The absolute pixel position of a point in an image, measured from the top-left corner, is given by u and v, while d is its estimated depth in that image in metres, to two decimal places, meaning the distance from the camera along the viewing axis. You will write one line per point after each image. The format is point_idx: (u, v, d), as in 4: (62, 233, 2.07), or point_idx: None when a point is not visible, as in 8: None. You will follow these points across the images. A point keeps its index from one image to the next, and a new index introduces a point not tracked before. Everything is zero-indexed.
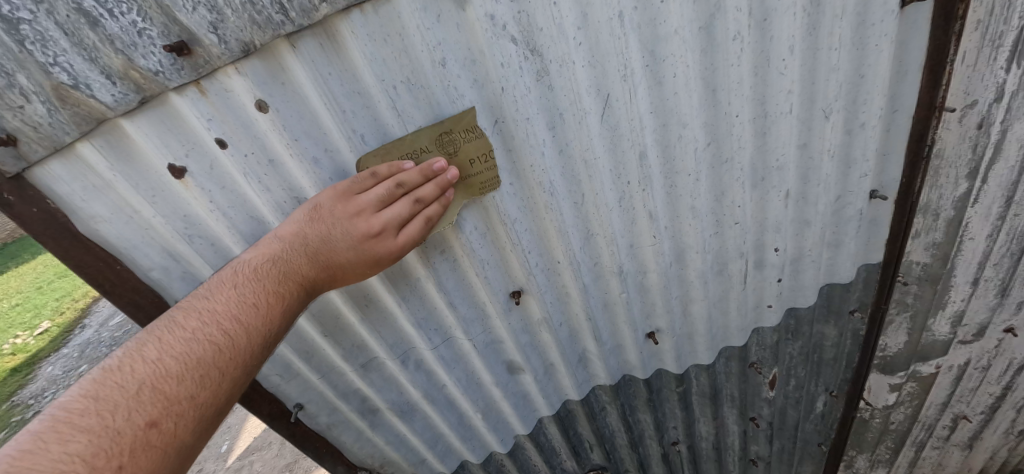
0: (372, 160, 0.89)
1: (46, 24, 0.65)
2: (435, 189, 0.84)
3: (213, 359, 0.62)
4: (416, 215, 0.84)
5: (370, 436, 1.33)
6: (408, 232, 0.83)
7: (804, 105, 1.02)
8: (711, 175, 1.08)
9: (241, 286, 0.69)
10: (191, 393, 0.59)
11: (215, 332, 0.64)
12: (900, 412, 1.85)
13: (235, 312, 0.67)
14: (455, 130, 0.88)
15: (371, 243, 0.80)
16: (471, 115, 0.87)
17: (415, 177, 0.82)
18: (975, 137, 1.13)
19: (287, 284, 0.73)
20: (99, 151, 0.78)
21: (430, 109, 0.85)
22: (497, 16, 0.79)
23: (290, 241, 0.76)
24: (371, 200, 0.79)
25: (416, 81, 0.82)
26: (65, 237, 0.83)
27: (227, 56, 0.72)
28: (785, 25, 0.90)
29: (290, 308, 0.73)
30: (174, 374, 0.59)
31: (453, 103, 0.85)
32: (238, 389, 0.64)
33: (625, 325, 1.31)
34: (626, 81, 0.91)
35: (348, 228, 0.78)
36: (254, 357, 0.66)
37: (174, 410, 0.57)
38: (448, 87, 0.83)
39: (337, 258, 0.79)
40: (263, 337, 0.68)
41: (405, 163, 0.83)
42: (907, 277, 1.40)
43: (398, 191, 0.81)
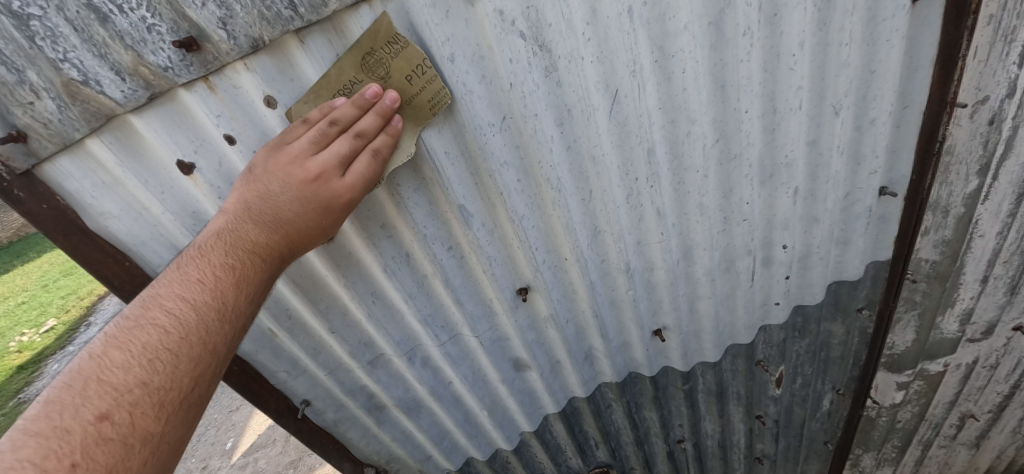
0: (303, 106, 0.79)
1: (56, 20, 0.65)
2: (376, 119, 0.76)
3: (160, 342, 0.60)
4: (362, 152, 0.77)
5: (376, 432, 1.33)
6: (356, 169, 0.76)
7: (814, 101, 1.01)
8: (719, 172, 1.07)
9: (184, 268, 0.68)
10: (144, 380, 0.57)
11: (160, 316, 0.63)
12: (907, 410, 1.84)
13: (180, 293, 0.65)
14: (417, 103, 0.82)
15: (312, 188, 0.73)
16: (435, 86, 0.81)
17: (350, 111, 0.75)
18: (986, 133, 1.12)
19: (235, 254, 0.71)
20: (108, 147, 0.78)
21: (392, 79, 0.79)
22: (506, 12, 0.78)
23: (233, 212, 0.73)
24: (303, 145, 0.73)
25: (372, 47, 0.76)
26: (75, 233, 0.84)
27: (236, 52, 0.72)
28: (795, 20, 0.89)
29: (241, 279, 0.70)
30: (121, 363, 0.57)
31: (414, 74, 0.79)
32: (199, 370, 0.62)
33: (631, 322, 1.31)
34: (635, 77, 0.90)
35: (284, 177, 0.72)
36: (211, 333, 0.64)
37: (127, 399, 0.55)
38: (410, 55, 0.77)
39: (284, 215, 0.74)
40: (215, 311, 0.65)
41: (334, 101, 0.76)
42: (916, 275, 1.39)
43: (333, 130, 0.74)
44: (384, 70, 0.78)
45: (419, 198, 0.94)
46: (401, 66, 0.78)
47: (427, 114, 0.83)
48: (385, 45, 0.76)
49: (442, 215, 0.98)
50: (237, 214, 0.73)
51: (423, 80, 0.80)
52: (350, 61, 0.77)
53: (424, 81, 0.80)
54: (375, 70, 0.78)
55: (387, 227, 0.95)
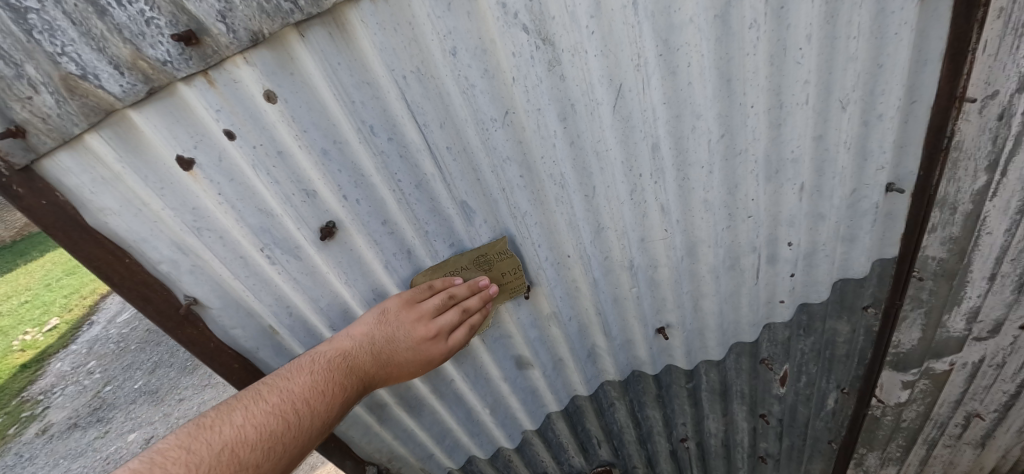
0: (430, 275, 1.05)
1: (54, 14, 0.64)
2: (479, 300, 1.04)
3: (282, 431, 0.76)
4: (463, 323, 1.04)
5: (378, 430, 1.32)
6: (455, 338, 1.02)
7: (820, 96, 1.00)
8: (724, 167, 1.06)
9: (316, 373, 0.86)
10: (258, 461, 0.71)
11: (287, 408, 0.79)
12: (913, 409, 1.82)
13: (307, 395, 0.82)
14: (504, 287, 1.11)
15: (424, 344, 0.98)
16: (518, 282, 1.11)
17: (464, 290, 1.03)
18: (996, 128, 1.10)
19: (351, 378, 0.89)
20: (108, 143, 0.78)
21: (493, 269, 1.08)
22: (509, 4, 0.77)
23: (361, 340, 0.93)
24: (429, 308, 0.99)
25: (489, 252, 1.05)
26: (75, 229, 0.83)
27: (236, 45, 0.72)
28: (803, 12, 0.88)
29: (347, 400, 0.88)
30: (250, 441, 0.72)
31: (510, 270, 1.08)
32: (289, 466, 0.76)
33: (635, 320, 1.30)
34: (639, 70, 0.89)
35: (408, 329, 0.97)
36: (311, 439, 0.80)
37: (242, 472, 0.69)
38: (511, 261, 1.07)
39: (395, 357, 0.97)
40: (323, 422, 0.82)
41: (456, 280, 1.04)
42: (923, 272, 1.38)
43: (450, 302, 1.01)
44: (490, 265, 1.07)
45: (420, 194, 0.96)
46: (502, 266, 1.07)
47: (507, 295, 1.12)
48: (497, 253, 1.05)
49: (443, 211, 0.99)
50: (363, 343, 0.93)
51: (513, 276, 1.09)
52: (467, 255, 1.04)
53: (515, 276, 1.09)
54: (483, 264, 1.06)
55: (388, 224, 0.97)
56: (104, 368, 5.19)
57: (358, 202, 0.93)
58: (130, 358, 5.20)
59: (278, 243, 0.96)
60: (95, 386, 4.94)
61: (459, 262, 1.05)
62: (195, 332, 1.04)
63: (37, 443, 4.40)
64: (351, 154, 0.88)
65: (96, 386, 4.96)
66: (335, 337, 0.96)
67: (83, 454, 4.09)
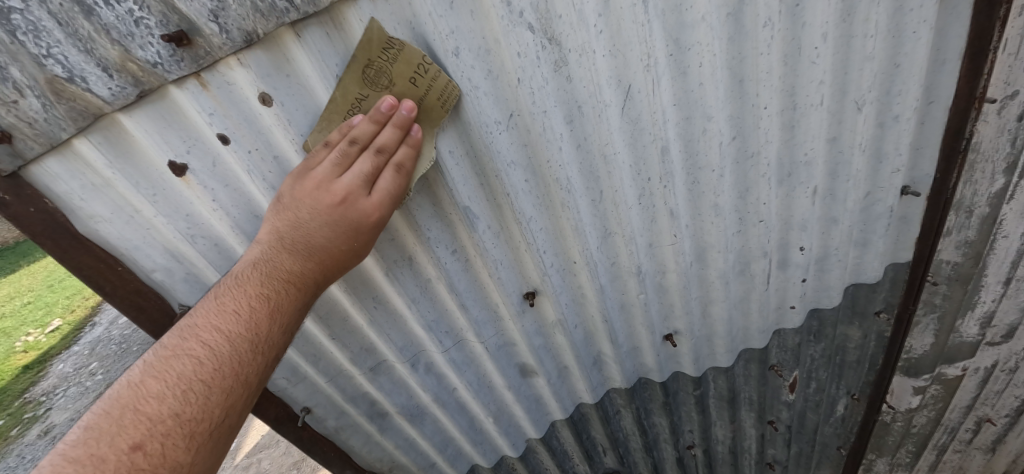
0: (319, 135, 0.79)
1: (38, 13, 0.61)
2: (392, 130, 0.75)
3: (193, 372, 0.62)
4: (383, 167, 0.76)
5: (379, 440, 1.29)
6: (381, 186, 0.76)
7: (835, 97, 0.97)
8: (736, 170, 1.02)
9: (221, 298, 0.70)
10: (176, 410, 0.59)
11: (197, 346, 0.65)
12: (923, 415, 1.79)
13: (215, 324, 0.67)
14: (428, 102, 0.79)
15: (340, 211, 0.74)
16: (442, 81, 0.78)
17: (366, 127, 0.74)
18: (1015, 129, 1.07)
19: (271, 284, 0.72)
20: (97, 148, 0.75)
21: (395, 85, 0.77)
22: (513, 2, 0.74)
23: (267, 243, 0.75)
24: (326, 170, 0.74)
25: (371, 59, 0.74)
26: (65, 238, 0.80)
27: (229, 46, 0.68)
28: (819, 10, 0.84)
29: (275, 309, 0.71)
30: (158, 392, 0.60)
31: (417, 73, 0.76)
32: (231, 400, 0.64)
33: (642, 326, 1.26)
34: (649, 71, 0.86)
35: (313, 203, 0.73)
36: (243, 363, 0.66)
37: (159, 429, 0.57)
38: (409, 56, 0.74)
39: (315, 240, 0.75)
40: (247, 342, 0.67)
41: (353, 119, 0.75)
42: (937, 277, 1.34)
43: (353, 149, 0.74)
44: (387, 79, 0.76)
45: (423, 199, 0.91)
46: (403, 71, 0.75)
47: (440, 113, 0.80)
48: (381, 51, 0.73)
49: (446, 217, 0.94)
50: (270, 245, 0.75)
51: (427, 78, 0.77)
52: (352, 76, 0.75)
53: (429, 78, 0.77)
54: (378, 80, 0.76)
55: (390, 231, 0.91)
56: (105, 369, 5.17)
57: None
58: (132, 359, 5.18)
59: None
60: (96, 387, 4.92)
61: (352, 92, 0.77)
62: None
63: (39, 444, 4.38)
64: None
65: (96, 387, 4.93)
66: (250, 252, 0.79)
67: None
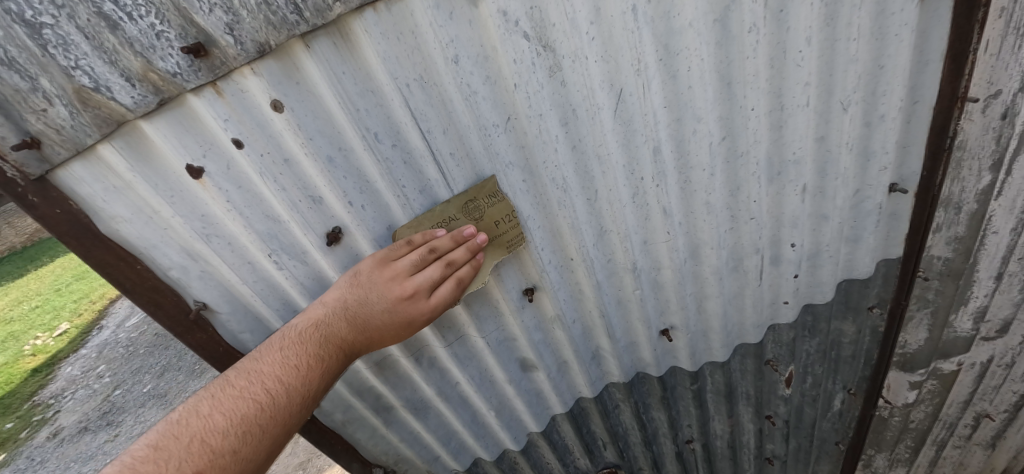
0: (405, 230, 0.97)
1: (67, 29, 0.66)
2: (465, 251, 0.94)
3: (254, 415, 0.73)
4: (448, 277, 0.95)
5: (384, 433, 1.34)
6: (440, 294, 0.93)
7: (821, 97, 1.00)
8: (726, 169, 1.06)
9: (286, 351, 0.81)
10: (234, 448, 0.69)
11: (259, 389, 0.76)
12: (921, 410, 1.81)
13: (278, 373, 0.79)
14: (500, 239, 1.01)
15: (403, 304, 0.90)
16: (515, 232, 1.02)
17: (447, 242, 0.93)
18: (999, 127, 1.10)
19: (327, 347, 0.85)
20: (119, 152, 0.80)
21: (484, 220, 0.99)
22: (509, 12, 0.79)
23: (333, 306, 0.88)
24: (406, 267, 0.91)
25: (477, 197, 0.96)
26: (87, 237, 0.86)
27: (243, 56, 0.74)
28: (802, 15, 0.88)
29: (325, 370, 0.84)
30: (222, 429, 0.70)
31: (504, 218, 0.99)
32: (272, 447, 0.74)
33: (638, 322, 1.30)
34: (639, 75, 0.90)
35: (383, 291, 0.89)
36: (292, 415, 0.77)
37: (218, 462, 0.67)
38: (502, 207, 0.98)
39: (373, 321, 0.90)
40: (301, 396, 0.79)
41: (439, 231, 0.94)
42: (928, 272, 1.37)
43: (430, 256, 0.92)
44: (480, 214, 0.98)
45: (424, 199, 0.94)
46: (494, 213, 0.99)
47: (503, 251, 1.02)
48: (487, 197, 0.97)
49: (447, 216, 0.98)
50: (335, 310, 0.87)
51: (508, 226, 1.00)
52: (455, 203, 0.96)
53: (509, 227, 1.00)
54: (472, 213, 0.98)
55: None
56: (114, 372, 5.25)
57: (364, 208, 0.96)
58: (140, 362, 5.26)
59: (286, 249, 0.99)
60: (105, 389, 4.99)
61: (446, 212, 0.97)
62: (205, 336, 1.07)
63: (49, 446, 4.44)
64: (356, 161, 0.90)
65: (105, 389, 5.01)
66: (309, 309, 0.91)
67: (93, 457, 4.13)
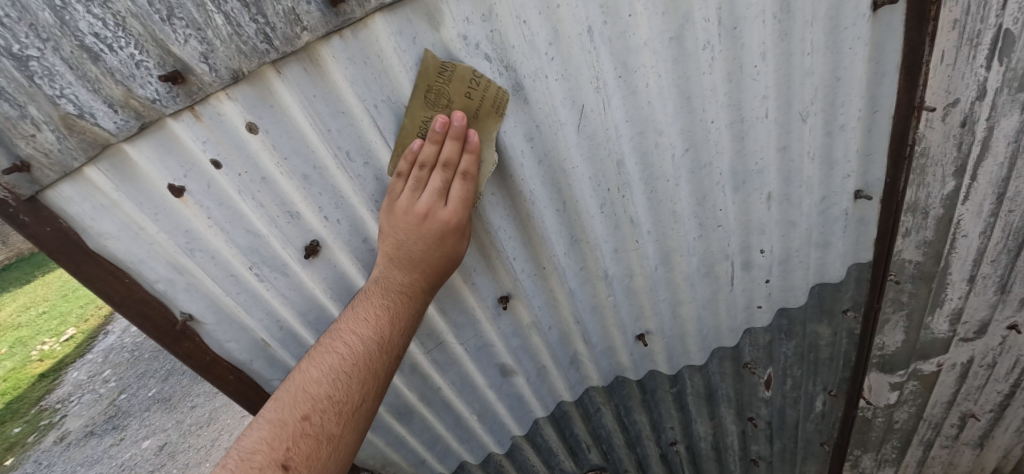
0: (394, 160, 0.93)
1: (52, 60, 0.71)
2: (453, 143, 0.85)
3: (341, 364, 0.78)
4: (452, 179, 0.88)
5: (370, 437, 1.37)
6: (453, 196, 0.87)
7: (781, 109, 1.03)
8: (691, 180, 1.09)
9: (357, 308, 0.86)
10: (330, 392, 0.75)
11: (342, 344, 0.81)
12: (904, 410, 1.82)
13: (355, 328, 0.83)
14: (484, 111, 0.89)
15: (425, 225, 0.86)
16: (493, 90, 0.88)
17: (430, 148, 0.86)
18: (959, 135, 1.14)
19: (390, 296, 0.88)
20: (105, 174, 0.84)
21: (455, 102, 0.87)
22: (470, 36, 0.83)
23: (383, 263, 0.91)
24: (408, 197, 0.87)
25: (429, 83, 0.85)
26: (77, 252, 0.90)
27: (218, 83, 0.78)
28: (755, 32, 0.92)
29: (396, 314, 0.86)
30: (317, 378, 0.76)
31: (471, 84, 0.86)
32: (366, 388, 0.78)
33: (614, 327, 1.34)
34: (599, 92, 0.93)
35: (403, 223, 0.87)
36: (376, 358, 0.80)
37: (319, 406, 0.73)
38: (462, 74, 0.85)
39: (413, 252, 0.88)
40: (378, 342, 0.82)
41: (415, 145, 0.87)
42: (900, 276, 1.40)
43: (424, 171, 0.87)
44: (446, 99, 0.87)
45: None
46: (458, 87, 0.86)
47: (494, 118, 0.90)
48: (437, 76, 0.85)
49: None
50: (385, 263, 0.91)
51: (479, 90, 0.87)
52: (416, 103, 0.87)
53: (478, 89, 0.87)
54: (439, 101, 0.87)
55: None
56: (119, 376, 5.33)
57: (339, 222, 1.01)
58: (144, 367, 5.34)
59: (266, 261, 1.04)
60: (110, 394, 5.08)
61: (418, 116, 0.88)
62: (192, 345, 1.11)
63: (55, 450, 4.52)
64: (331, 178, 0.95)
65: (109, 394, 5.09)
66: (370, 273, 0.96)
67: (98, 461, 4.20)
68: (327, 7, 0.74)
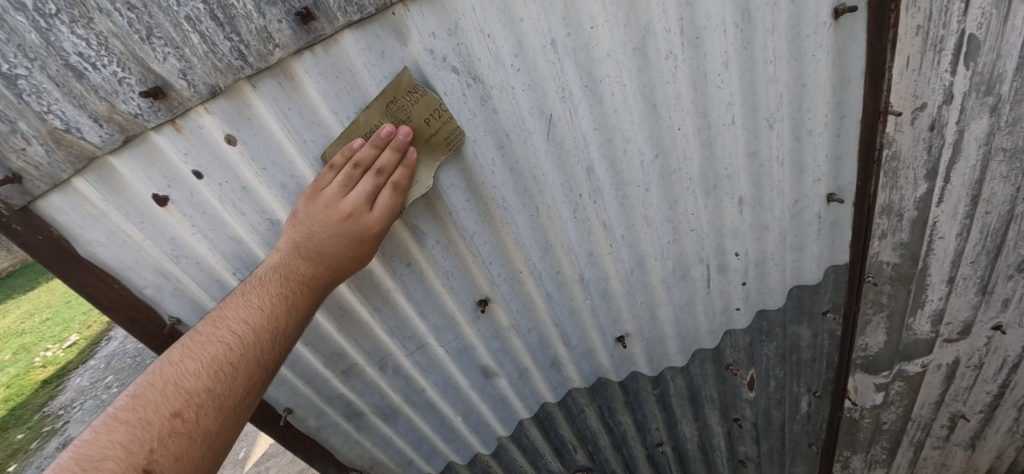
0: (333, 149, 0.92)
1: (40, 78, 0.74)
2: (390, 153, 0.87)
3: (223, 355, 0.71)
4: (383, 187, 0.88)
5: (357, 438, 1.40)
6: (380, 204, 0.88)
7: (747, 115, 1.06)
8: (661, 185, 1.12)
9: (247, 295, 0.80)
10: (208, 386, 0.68)
11: (226, 334, 0.74)
12: (891, 411, 1.83)
13: (242, 316, 0.76)
14: (436, 140, 0.93)
15: (346, 224, 0.85)
16: (452, 126, 0.92)
17: (369, 151, 0.87)
18: (929, 138, 1.15)
19: (288, 285, 0.83)
20: (93, 185, 0.87)
21: (412, 121, 0.90)
22: (436, 50, 0.86)
23: (286, 250, 0.86)
24: (335, 190, 0.86)
25: (396, 96, 0.88)
26: (68, 260, 0.92)
27: (197, 97, 0.81)
28: (717, 41, 0.95)
29: (291, 305, 0.81)
30: (194, 370, 0.69)
31: (434, 113, 0.90)
32: (250, 382, 0.73)
33: (593, 330, 1.36)
34: (565, 102, 0.96)
35: (323, 217, 0.85)
36: (265, 350, 0.75)
37: (196, 401, 0.66)
38: (428, 101, 0.89)
39: (324, 249, 0.86)
40: (269, 332, 0.77)
41: (354, 144, 0.87)
42: (878, 277, 1.41)
43: (357, 171, 0.87)
44: (406, 115, 0.90)
45: None
46: (421, 111, 0.90)
47: (444, 150, 0.94)
48: (406, 94, 0.88)
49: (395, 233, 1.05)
50: (288, 252, 0.86)
51: (439, 122, 0.91)
52: (376, 108, 0.89)
53: (440, 123, 0.91)
54: (398, 115, 0.90)
55: None
56: (122, 381, 5.42)
57: None
58: None
59: (249, 267, 1.07)
60: (113, 400, 5.16)
61: (371, 121, 0.90)
62: None
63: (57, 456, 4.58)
64: None
65: (112, 400, 5.17)
66: (266, 260, 0.89)
67: None
68: (298, 24, 0.78)
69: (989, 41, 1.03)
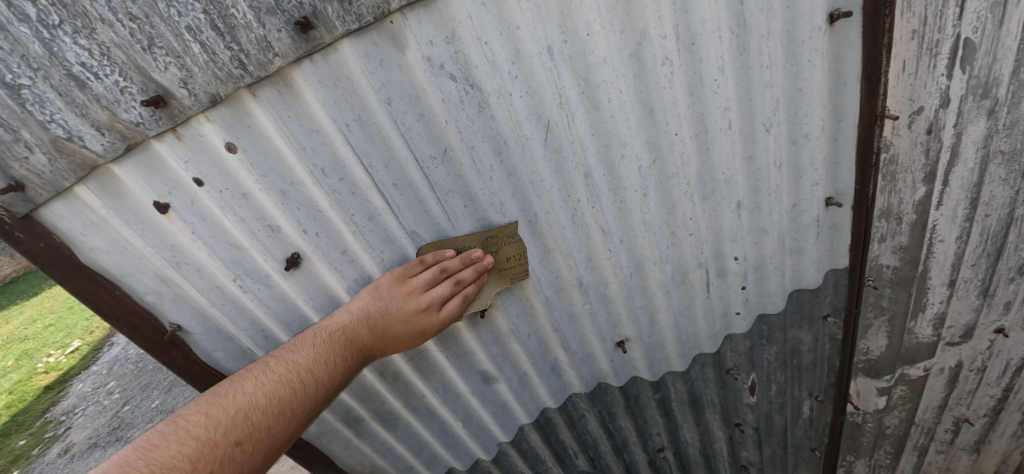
0: (427, 248, 1.07)
1: (43, 88, 0.75)
2: (473, 273, 1.05)
3: (290, 399, 0.80)
4: (456, 294, 1.05)
5: (357, 444, 1.39)
6: (448, 309, 1.03)
7: (744, 120, 1.07)
8: (659, 190, 1.12)
9: (318, 348, 0.89)
10: (270, 426, 0.76)
11: (293, 378, 0.83)
12: (894, 415, 1.82)
13: (310, 366, 0.86)
14: (507, 268, 1.13)
15: (418, 317, 1.00)
16: (521, 268, 1.14)
17: (457, 263, 1.03)
18: (927, 142, 1.16)
19: (350, 348, 0.93)
20: (94, 193, 0.88)
21: (499, 253, 1.11)
22: (434, 58, 0.87)
23: (357, 314, 0.97)
24: (421, 283, 1.00)
25: (497, 234, 1.09)
26: (69, 266, 0.93)
27: (197, 106, 0.82)
28: (712, 47, 0.96)
29: (349, 370, 0.92)
30: (263, 406, 0.77)
31: (518, 255, 1.13)
32: (297, 430, 0.81)
33: (592, 335, 1.36)
34: (563, 108, 0.97)
35: (402, 304, 0.99)
36: (317, 404, 0.84)
37: (256, 435, 0.74)
38: (517, 246, 1.12)
39: (391, 330, 0.99)
40: (327, 390, 0.86)
41: (448, 253, 1.05)
42: (878, 281, 1.41)
43: (442, 275, 1.02)
44: (497, 248, 1.11)
45: (373, 227, 1.04)
46: (509, 250, 1.12)
47: (507, 280, 1.14)
48: (505, 236, 1.10)
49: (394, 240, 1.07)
50: (359, 318, 0.97)
51: (518, 262, 1.13)
52: (476, 236, 1.08)
53: (518, 263, 1.13)
54: (490, 246, 1.10)
55: (346, 253, 1.08)
56: (124, 388, 5.43)
57: (317, 235, 1.03)
58: (148, 378, 5.43)
59: (249, 273, 1.07)
60: (115, 405, 5.17)
61: (467, 242, 1.09)
62: (181, 355, 1.13)
63: (60, 462, 4.58)
64: (308, 194, 0.98)
65: (115, 406, 5.18)
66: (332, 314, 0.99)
67: None
68: (297, 34, 0.79)
69: (985, 45, 1.04)
